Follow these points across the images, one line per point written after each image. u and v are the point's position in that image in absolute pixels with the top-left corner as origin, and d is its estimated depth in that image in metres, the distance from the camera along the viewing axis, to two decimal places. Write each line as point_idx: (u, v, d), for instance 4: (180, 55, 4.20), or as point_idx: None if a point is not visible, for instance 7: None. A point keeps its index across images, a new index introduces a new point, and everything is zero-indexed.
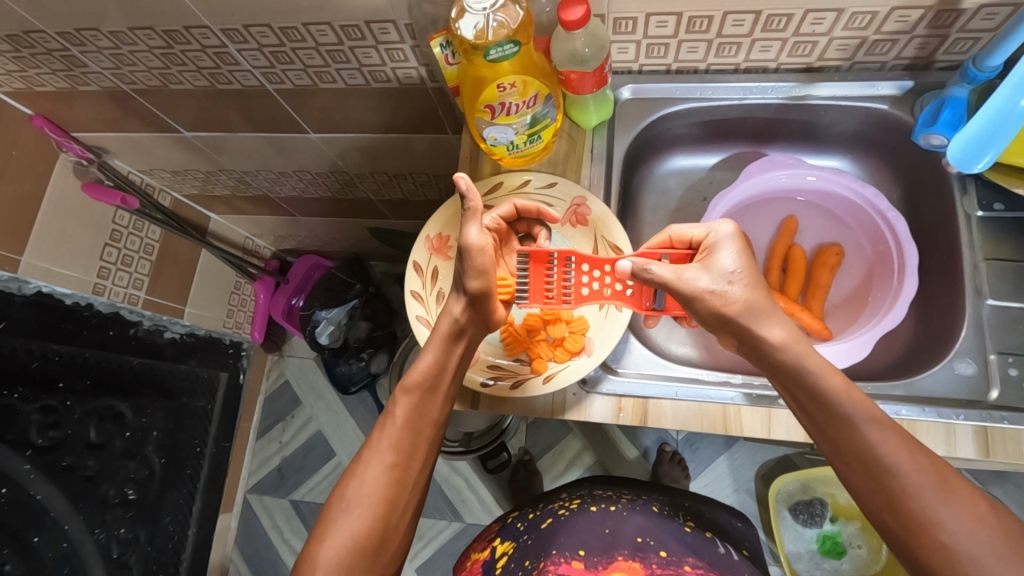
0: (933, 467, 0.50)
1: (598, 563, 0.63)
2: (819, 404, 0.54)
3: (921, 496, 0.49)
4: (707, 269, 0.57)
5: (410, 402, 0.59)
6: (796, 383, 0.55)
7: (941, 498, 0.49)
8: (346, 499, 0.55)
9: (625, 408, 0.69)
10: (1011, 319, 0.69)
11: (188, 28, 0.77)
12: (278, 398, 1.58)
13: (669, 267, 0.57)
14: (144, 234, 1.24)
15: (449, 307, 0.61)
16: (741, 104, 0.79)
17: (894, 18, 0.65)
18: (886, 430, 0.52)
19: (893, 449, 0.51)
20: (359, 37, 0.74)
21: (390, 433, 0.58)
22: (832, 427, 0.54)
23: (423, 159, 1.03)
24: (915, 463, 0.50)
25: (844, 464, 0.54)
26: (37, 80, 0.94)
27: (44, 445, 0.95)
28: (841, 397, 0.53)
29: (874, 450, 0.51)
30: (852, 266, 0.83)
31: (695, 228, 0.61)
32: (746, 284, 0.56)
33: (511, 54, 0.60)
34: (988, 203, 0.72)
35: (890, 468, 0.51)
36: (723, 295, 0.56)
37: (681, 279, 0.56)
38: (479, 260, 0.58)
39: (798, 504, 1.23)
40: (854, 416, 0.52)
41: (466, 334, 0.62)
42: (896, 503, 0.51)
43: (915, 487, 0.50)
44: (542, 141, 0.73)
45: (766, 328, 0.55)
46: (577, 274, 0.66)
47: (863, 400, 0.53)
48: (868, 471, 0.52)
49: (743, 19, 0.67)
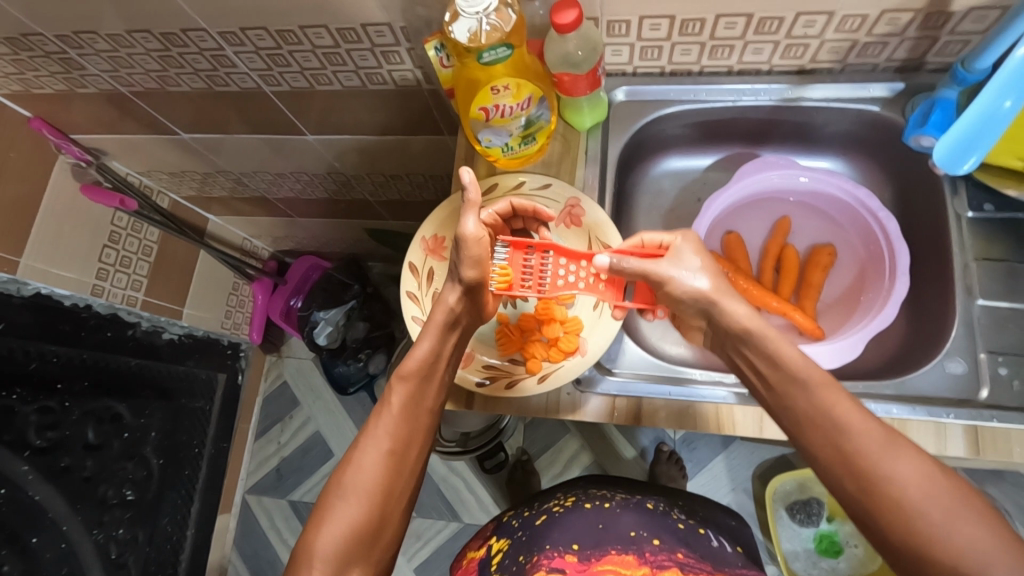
0: (885, 430, 0.48)
1: (590, 557, 0.62)
2: (776, 369, 0.53)
3: (873, 456, 0.47)
4: (675, 261, 0.58)
5: (407, 388, 0.58)
6: (753, 350, 0.55)
7: (892, 455, 0.47)
8: (342, 487, 0.54)
9: (619, 407, 0.69)
10: (1000, 319, 0.69)
11: (186, 31, 0.78)
12: (276, 399, 1.58)
13: (643, 259, 0.59)
14: (142, 236, 1.24)
15: (444, 296, 0.61)
16: (735, 106, 0.80)
17: (884, 21, 0.66)
18: (837, 393, 0.50)
19: (845, 412, 0.49)
20: (355, 39, 0.74)
21: (388, 421, 0.57)
22: (788, 392, 0.53)
23: (419, 160, 1.03)
24: (866, 423, 0.49)
25: (801, 432, 0.52)
26: (35, 82, 0.95)
27: (42, 446, 0.96)
28: (792, 360, 0.52)
29: (826, 410, 0.50)
30: (845, 266, 0.84)
31: (663, 234, 0.62)
32: (710, 274, 0.57)
33: (504, 57, 0.61)
34: (979, 204, 0.73)
35: (843, 428, 0.49)
36: (692, 282, 0.57)
37: (653, 266, 0.58)
38: (475, 250, 0.59)
39: (796, 503, 1.25)
40: (808, 379, 0.51)
41: (459, 325, 0.63)
42: (852, 466, 0.48)
43: (865, 444, 0.48)
44: (536, 143, 0.73)
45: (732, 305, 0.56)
46: (554, 265, 0.67)
47: (814, 365, 0.52)
48: (826, 435, 0.50)
49: (736, 21, 0.67)
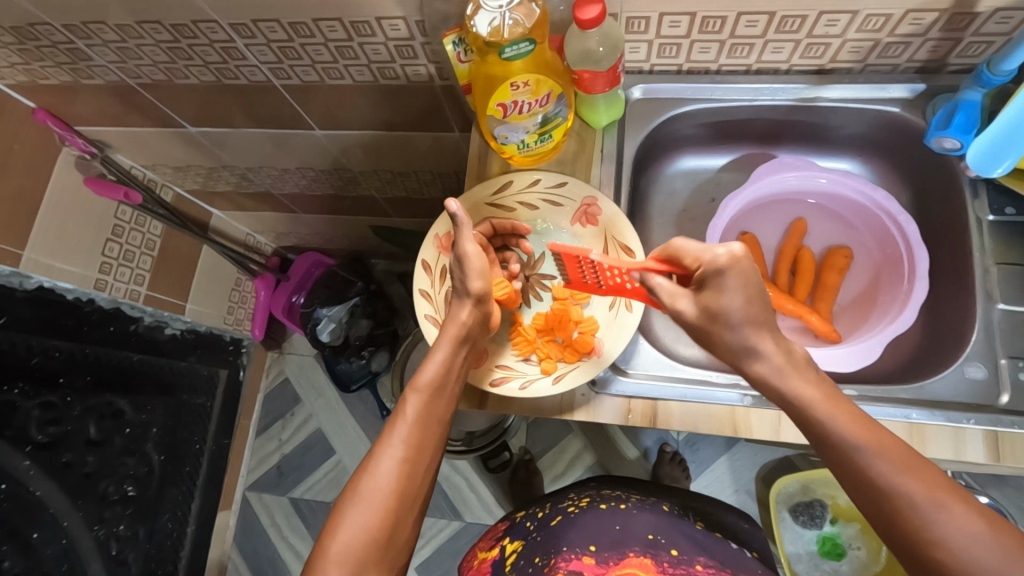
0: (932, 483, 0.48)
1: (609, 559, 0.63)
2: (808, 422, 0.53)
3: (920, 510, 0.47)
4: (698, 302, 0.56)
5: (420, 399, 0.58)
6: (790, 406, 0.54)
7: (942, 514, 0.46)
8: (356, 492, 0.54)
9: (634, 409, 0.69)
10: (1021, 324, 0.69)
11: (196, 22, 0.76)
12: (278, 395, 1.57)
13: (669, 286, 0.58)
14: (145, 230, 1.20)
15: (456, 312, 0.62)
16: (752, 105, 0.79)
17: (908, 21, 0.65)
18: (882, 449, 0.49)
19: (883, 463, 0.49)
20: (369, 33, 0.73)
21: (402, 429, 0.57)
22: (830, 448, 0.52)
23: (427, 157, 1.02)
24: (913, 479, 0.48)
25: (848, 485, 0.52)
26: (40, 73, 0.94)
27: (44, 441, 0.95)
28: (832, 418, 0.52)
29: (862, 462, 0.50)
30: (861, 269, 0.83)
31: (691, 251, 0.55)
32: (739, 322, 0.54)
33: (526, 53, 0.59)
34: (999, 207, 0.72)
35: (889, 488, 0.48)
36: (716, 329, 0.55)
37: (674, 304, 0.58)
38: (476, 262, 0.61)
39: (798, 505, 1.23)
40: (840, 432, 0.51)
41: (471, 339, 0.62)
42: (900, 521, 0.48)
43: (913, 503, 0.47)
44: (552, 140, 0.72)
45: (754, 364, 0.55)
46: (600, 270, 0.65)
47: (857, 420, 0.51)
48: (864, 487, 0.50)
49: (757, 20, 0.66)
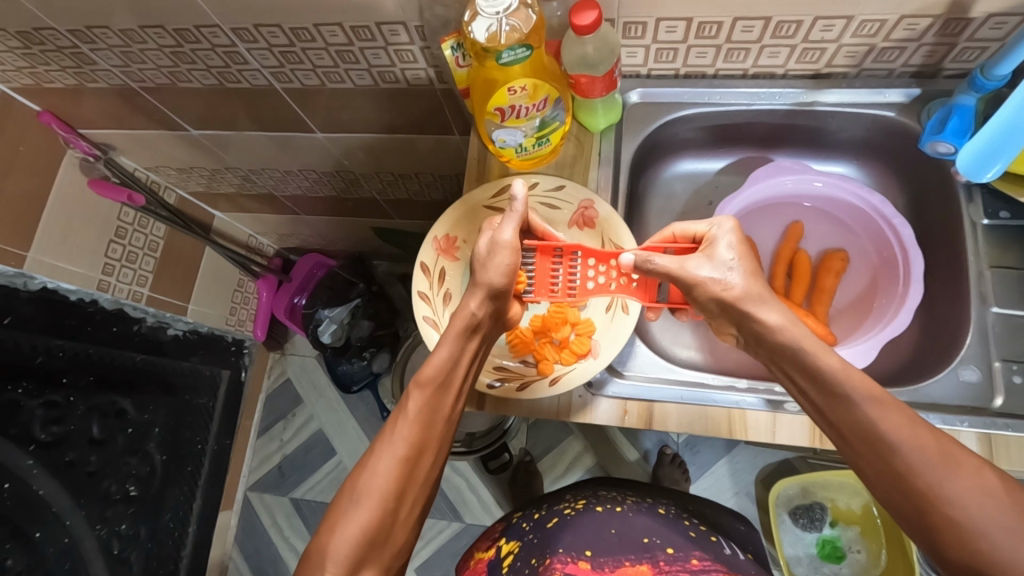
0: (935, 440, 0.48)
1: (604, 564, 0.62)
2: (820, 387, 0.52)
3: (924, 471, 0.47)
4: (708, 259, 0.58)
5: (423, 396, 0.57)
6: (795, 366, 0.54)
7: (946, 471, 0.46)
8: (356, 490, 0.53)
9: (630, 411, 0.69)
10: (1016, 327, 0.69)
11: (198, 27, 0.77)
12: (279, 396, 1.58)
13: (671, 257, 0.60)
14: (148, 231, 1.22)
15: (466, 302, 0.62)
16: (748, 110, 0.79)
17: (902, 27, 0.66)
18: (888, 408, 0.49)
19: (894, 428, 0.48)
20: (369, 38, 0.74)
21: (403, 427, 0.56)
22: (835, 407, 0.52)
23: (427, 159, 1.03)
24: (918, 438, 0.48)
25: (848, 445, 0.52)
26: (46, 76, 0.95)
27: (48, 440, 0.96)
28: (840, 377, 0.51)
29: (874, 427, 0.49)
30: (858, 272, 0.83)
31: (698, 225, 0.62)
32: (745, 274, 0.57)
33: (523, 58, 0.61)
34: (994, 211, 0.73)
35: (897, 446, 0.48)
36: (723, 283, 0.57)
37: (683, 268, 0.59)
38: (503, 255, 0.61)
39: (798, 508, 1.23)
40: (852, 394, 0.50)
41: (480, 330, 0.63)
42: (904, 483, 0.48)
43: (920, 461, 0.47)
44: (550, 144, 0.73)
45: (761, 311, 0.56)
46: (583, 268, 0.67)
47: (863, 379, 0.51)
48: (874, 453, 0.49)
49: (753, 25, 0.67)
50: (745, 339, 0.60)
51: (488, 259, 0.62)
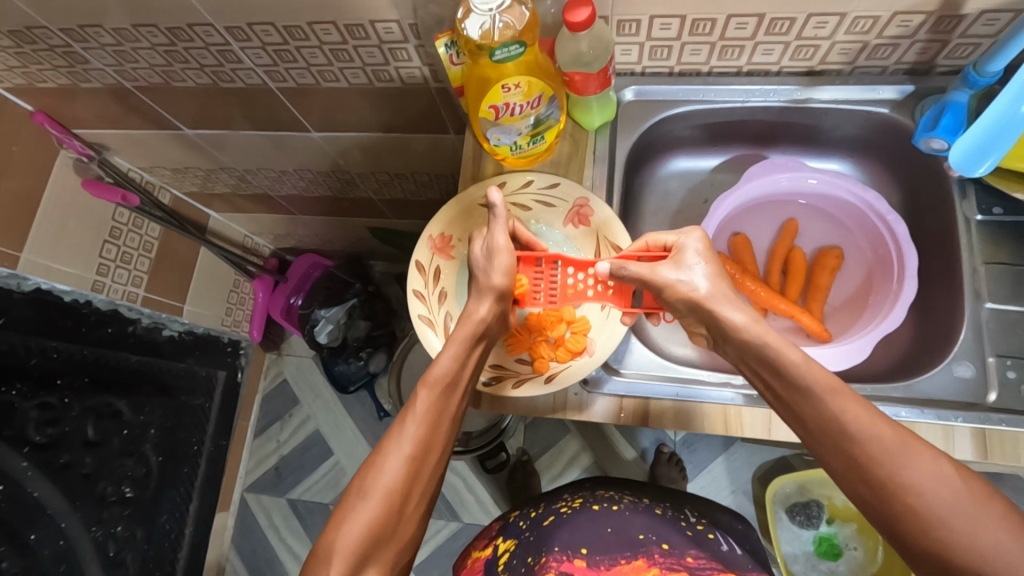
0: (894, 430, 0.47)
1: (600, 562, 0.63)
2: (784, 380, 0.53)
3: (883, 460, 0.46)
4: (676, 264, 0.60)
5: (431, 396, 0.57)
6: (759, 361, 0.54)
7: (903, 460, 0.46)
8: (363, 487, 0.53)
9: (626, 408, 0.69)
10: (1009, 322, 0.70)
11: (192, 25, 0.77)
12: (276, 397, 1.57)
13: (643, 263, 0.61)
14: (143, 231, 1.22)
15: (474, 308, 0.63)
16: (743, 107, 0.80)
17: (896, 23, 0.66)
18: (846, 399, 0.49)
19: (854, 418, 0.48)
20: (363, 36, 0.74)
21: (410, 427, 0.56)
22: (798, 400, 0.52)
23: (424, 160, 1.03)
24: (876, 427, 0.47)
25: (813, 439, 0.51)
26: (39, 76, 0.94)
27: (42, 442, 0.95)
28: (801, 370, 0.51)
29: (835, 417, 0.49)
30: (852, 270, 0.84)
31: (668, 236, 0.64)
32: (712, 277, 0.59)
33: (517, 54, 0.60)
34: (987, 207, 0.73)
35: (854, 434, 0.48)
36: (692, 286, 0.58)
37: (654, 272, 0.60)
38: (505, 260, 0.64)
39: (796, 505, 1.24)
40: (813, 387, 0.50)
41: (485, 334, 0.63)
42: (866, 474, 0.47)
43: (875, 449, 0.47)
44: (545, 142, 0.73)
45: (727, 311, 0.57)
46: (563, 276, 0.69)
47: (822, 372, 0.51)
48: (837, 444, 0.49)
49: (747, 22, 0.67)
50: (713, 338, 0.61)
51: (489, 265, 0.64)
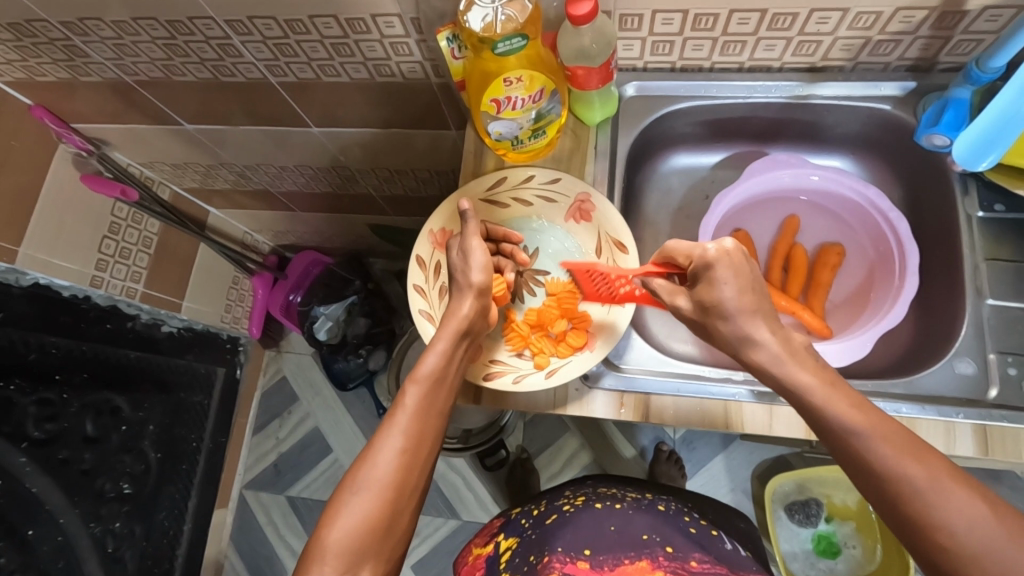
0: (928, 467, 0.46)
1: (604, 563, 0.62)
2: (811, 416, 0.52)
3: (916, 497, 0.45)
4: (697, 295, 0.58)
5: (420, 390, 0.57)
6: (785, 395, 0.54)
7: (938, 497, 0.44)
8: (357, 481, 0.53)
9: (626, 404, 0.69)
10: (1011, 319, 0.70)
11: (192, 18, 0.77)
12: (275, 394, 1.57)
13: (665, 287, 0.63)
14: (142, 227, 1.21)
15: (458, 305, 0.63)
16: (745, 103, 0.79)
17: (898, 19, 0.66)
18: (878, 434, 0.48)
19: (887, 454, 0.47)
20: (364, 30, 0.73)
21: (400, 420, 0.56)
22: (828, 436, 0.51)
23: (424, 156, 1.03)
24: (907, 464, 0.46)
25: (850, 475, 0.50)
26: (38, 70, 0.94)
27: (41, 438, 0.95)
28: (828, 405, 0.50)
29: (865, 454, 0.48)
30: (853, 267, 0.84)
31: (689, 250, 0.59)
32: (738, 302, 0.55)
33: (518, 48, 0.60)
34: (989, 203, 0.73)
35: (874, 456, 0.47)
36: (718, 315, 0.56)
37: (671, 301, 0.62)
38: (478, 257, 0.64)
39: (794, 503, 1.24)
40: (840, 423, 0.50)
41: (471, 329, 0.63)
42: (902, 511, 0.46)
43: (909, 487, 0.45)
44: (546, 137, 0.73)
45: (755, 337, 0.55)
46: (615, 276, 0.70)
47: (850, 406, 0.50)
48: (870, 481, 0.48)
49: (749, 17, 0.67)
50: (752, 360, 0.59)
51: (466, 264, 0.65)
